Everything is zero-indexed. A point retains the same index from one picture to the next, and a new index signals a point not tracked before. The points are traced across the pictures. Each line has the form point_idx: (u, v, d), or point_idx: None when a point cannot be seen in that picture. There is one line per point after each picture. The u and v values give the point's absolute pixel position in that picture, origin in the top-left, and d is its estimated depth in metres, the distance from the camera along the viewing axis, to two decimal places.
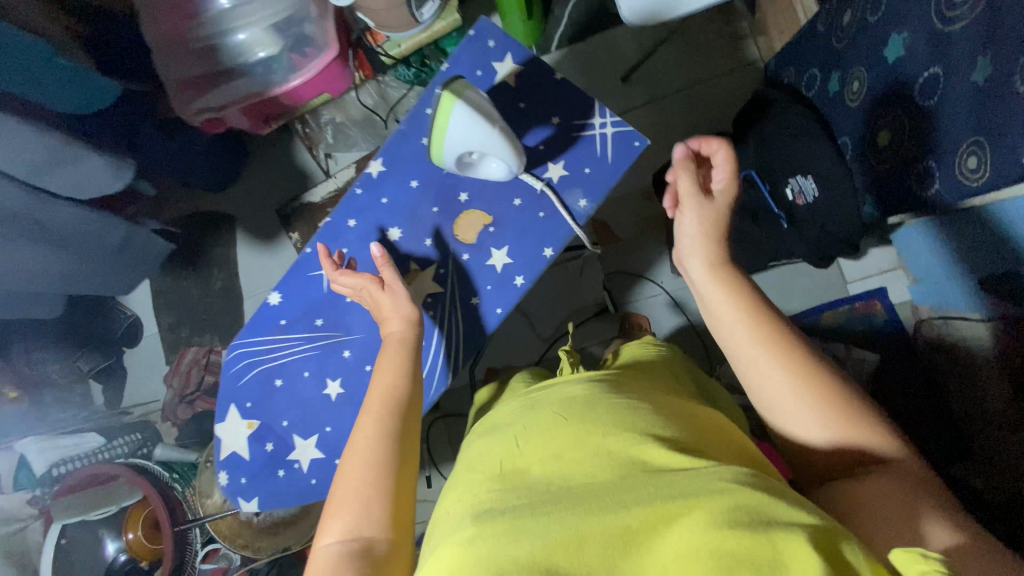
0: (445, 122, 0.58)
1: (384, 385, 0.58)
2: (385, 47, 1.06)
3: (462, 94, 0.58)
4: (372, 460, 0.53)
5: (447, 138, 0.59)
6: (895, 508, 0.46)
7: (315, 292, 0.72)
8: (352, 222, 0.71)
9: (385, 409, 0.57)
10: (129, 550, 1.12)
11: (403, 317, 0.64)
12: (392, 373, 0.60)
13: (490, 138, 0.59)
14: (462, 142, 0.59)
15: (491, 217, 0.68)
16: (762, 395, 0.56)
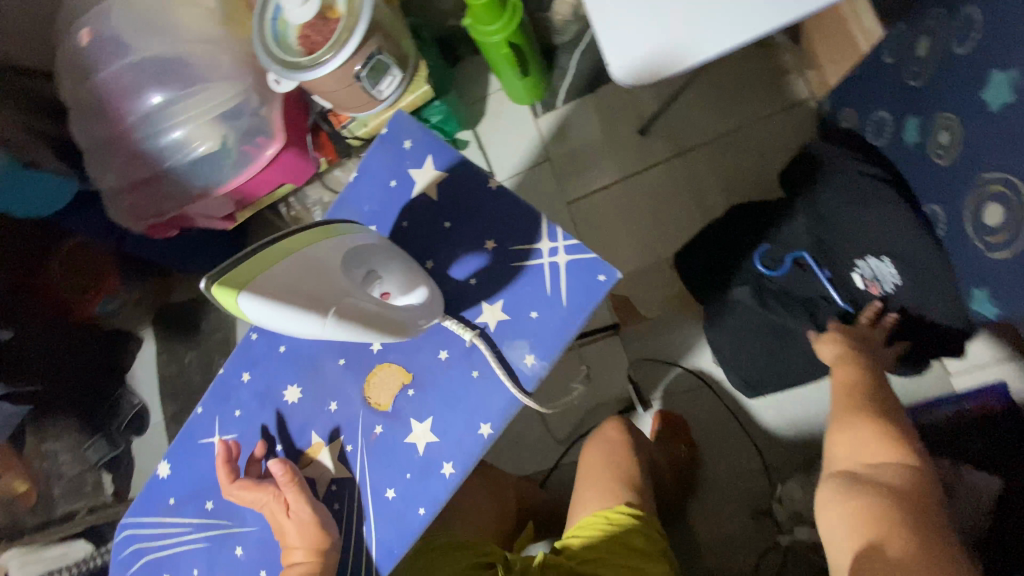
0: (244, 320, 0.42)
1: None
2: (350, 127, 0.94)
3: (261, 278, 0.41)
4: None
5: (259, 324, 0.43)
6: (856, 530, 0.58)
7: (204, 464, 0.57)
8: (246, 376, 0.56)
9: None
10: None
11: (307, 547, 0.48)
12: None
13: (322, 332, 0.43)
14: (285, 330, 0.44)
15: (411, 376, 0.51)
16: (830, 433, 0.72)
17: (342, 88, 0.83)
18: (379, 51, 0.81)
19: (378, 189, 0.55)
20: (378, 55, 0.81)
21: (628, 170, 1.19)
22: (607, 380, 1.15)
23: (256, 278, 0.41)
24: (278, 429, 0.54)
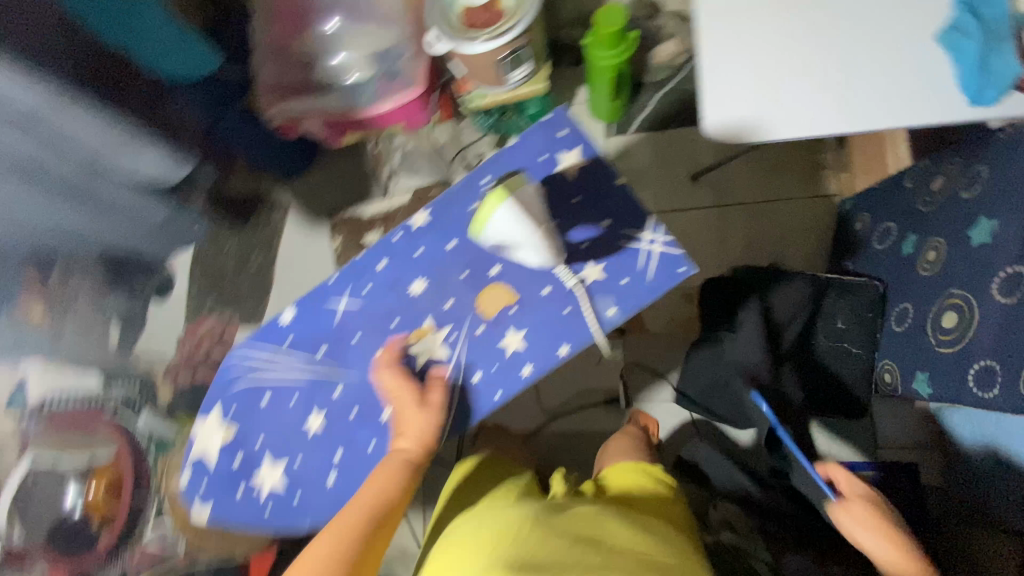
0: (487, 221, 0.60)
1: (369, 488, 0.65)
2: (469, 96, 1.09)
3: (514, 196, 0.60)
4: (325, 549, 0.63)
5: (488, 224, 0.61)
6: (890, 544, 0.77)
7: (325, 320, 0.73)
8: (382, 264, 0.72)
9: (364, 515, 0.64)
10: (84, 508, 1.12)
11: (420, 440, 0.66)
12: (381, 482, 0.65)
13: (530, 242, 0.61)
14: (503, 235, 0.61)
15: (516, 298, 0.67)
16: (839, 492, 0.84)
17: (484, 64, 0.99)
18: (523, 47, 0.97)
19: (527, 156, 0.69)
20: (522, 49, 0.98)
21: (671, 206, 1.38)
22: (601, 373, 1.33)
23: (511, 195, 0.60)
24: (397, 310, 0.71)
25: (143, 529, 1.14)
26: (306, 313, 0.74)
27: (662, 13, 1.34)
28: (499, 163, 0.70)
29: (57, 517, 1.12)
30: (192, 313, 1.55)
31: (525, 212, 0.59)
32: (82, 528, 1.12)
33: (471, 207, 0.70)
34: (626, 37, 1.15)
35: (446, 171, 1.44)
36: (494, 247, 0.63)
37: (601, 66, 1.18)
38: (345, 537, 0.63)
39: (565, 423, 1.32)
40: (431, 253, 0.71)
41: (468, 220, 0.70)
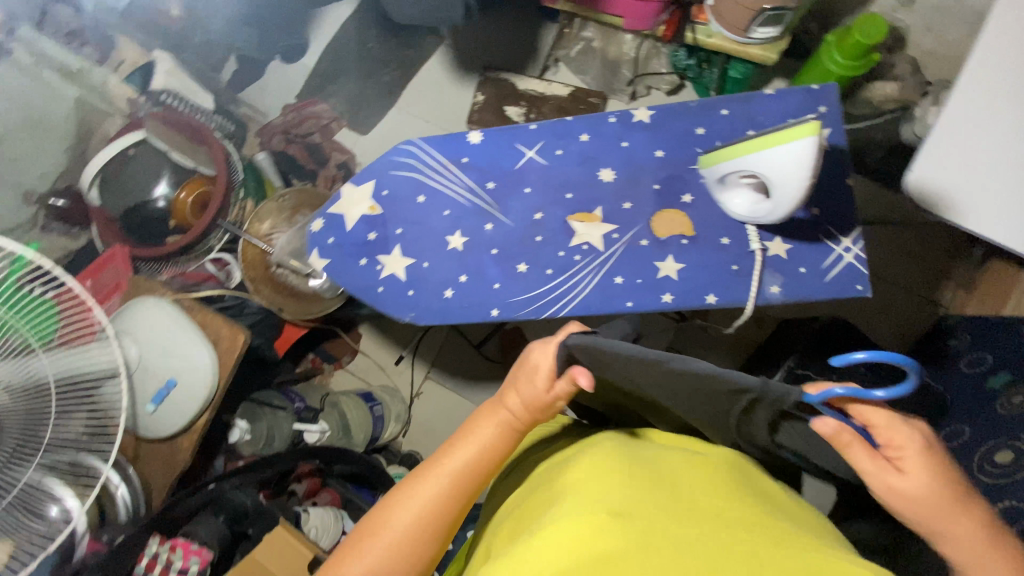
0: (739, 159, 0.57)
1: (482, 439, 0.57)
2: (699, 28, 1.07)
3: (784, 151, 0.53)
4: (424, 496, 0.54)
5: (754, 158, 0.55)
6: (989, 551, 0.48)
7: (509, 160, 0.75)
8: (585, 137, 0.73)
9: (470, 460, 0.56)
10: (169, 203, 1.17)
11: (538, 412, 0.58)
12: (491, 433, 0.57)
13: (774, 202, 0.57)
14: (774, 170, 0.54)
15: (693, 232, 0.68)
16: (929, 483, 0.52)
17: (744, 5, 0.95)
18: (789, 8, 0.94)
19: (777, 113, 0.69)
20: (787, 11, 0.95)
21: None
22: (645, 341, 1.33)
23: (784, 147, 0.53)
24: (577, 185, 0.72)
25: (206, 252, 1.19)
26: (494, 144, 0.75)
27: (902, 53, 1.24)
28: (744, 105, 0.70)
29: (139, 199, 1.17)
30: (308, 89, 1.53)
31: (789, 173, 0.53)
32: (160, 220, 1.17)
33: (696, 131, 0.70)
34: (870, 54, 1.12)
35: (610, 88, 1.38)
36: (717, 176, 0.63)
37: (829, 69, 1.14)
38: (450, 491, 0.54)
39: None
40: (636, 151, 0.71)
41: (688, 141, 0.70)
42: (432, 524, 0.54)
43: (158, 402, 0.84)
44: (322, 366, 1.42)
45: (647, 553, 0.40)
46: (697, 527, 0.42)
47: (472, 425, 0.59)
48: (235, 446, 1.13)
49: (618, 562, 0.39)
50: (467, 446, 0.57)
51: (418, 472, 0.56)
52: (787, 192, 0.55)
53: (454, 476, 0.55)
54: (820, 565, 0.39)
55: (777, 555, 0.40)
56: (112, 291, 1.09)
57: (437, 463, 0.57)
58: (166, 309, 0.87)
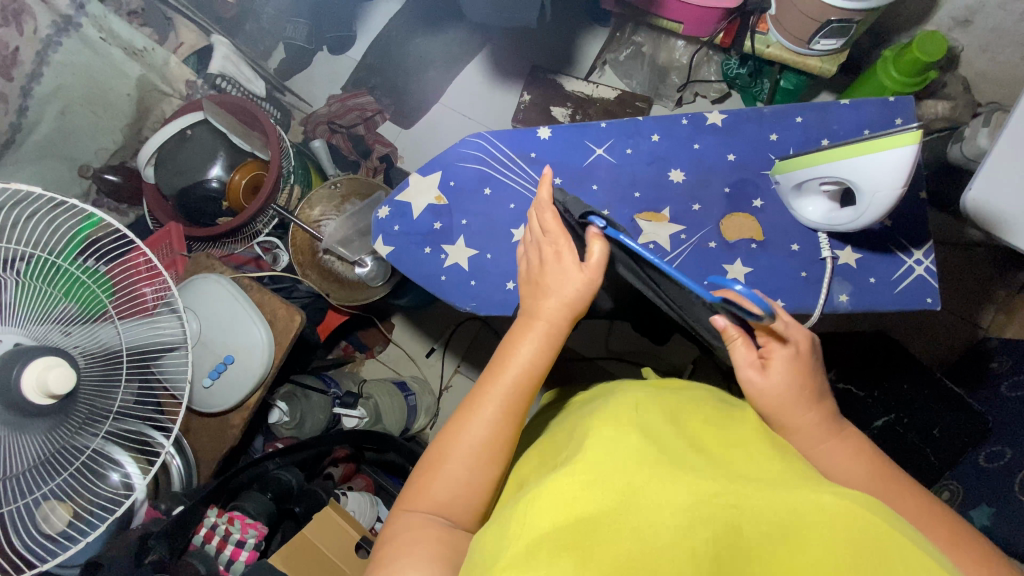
0: (821, 163, 0.58)
1: (522, 356, 0.53)
2: (759, 37, 1.08)
3: (871, 159, 0.53)
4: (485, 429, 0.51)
5: (837, 165, 0.56)
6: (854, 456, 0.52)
7: (577, 156, 0.75)
8: (656, 137, 0.73)
9: (514, 383, 0.52)
10: (223, 185, 1.19)
11: (566, 300, 0.55)
12: (533, 345, 0.53)
13: (858, 209, 0.58)
14: (864, 179, 0.55)
15: (762, 237, 0.69)
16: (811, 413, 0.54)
17: (808, 15, 0.96)
18: (855, 21, 0.94)
19: (852, 124, 0.70)
20: (852, 24, 0.95)
21: None
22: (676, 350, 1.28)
23: (872, 154, 0.53)
24: (645, 185, 0.73)
25: (254, 235, 1.20)
26: (564, 139, 0.76)
27: (955, 72, 1.24)
28: (819, 113, 0.70)
29: (193, 178, 1.19)
30: (354, 80, 1.54)
31: (883, 180, 0.53)
32: (212, 201, 1.19)
33: (770, 137, 0.71)
34: (927, 72, 1.12)
35: (656, 93, 1.38)
36: (794, 183, 0.63)
37: (884, 85, 1.15)
38: (502, 418, 0.51)
39: (617, 369, 1.28)
40: (707, 155, 0.72)
41: (760, 146, 0.71)
42: (485, 463, 0.50)
43: (214, 377, 0.86)
44: (354, 354, 1.44)
45: (637, 508, 0.38)
46: (684, 471, 0.40)
47: (508, 347, 0.54)
48: (273, 428, 1.15)
49: (611, 522, 0.37)
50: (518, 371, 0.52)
51: (464, 405, 0.52)
52: (877, 201, 0.55)
53: (509, 396, 0.52)
54: (809, 507, 0.38)
55: (762, 498, 0.38)
56: (167, 267, 1.12)
57: (487, 393, 0.52)
58: (224, 286, 0.88)
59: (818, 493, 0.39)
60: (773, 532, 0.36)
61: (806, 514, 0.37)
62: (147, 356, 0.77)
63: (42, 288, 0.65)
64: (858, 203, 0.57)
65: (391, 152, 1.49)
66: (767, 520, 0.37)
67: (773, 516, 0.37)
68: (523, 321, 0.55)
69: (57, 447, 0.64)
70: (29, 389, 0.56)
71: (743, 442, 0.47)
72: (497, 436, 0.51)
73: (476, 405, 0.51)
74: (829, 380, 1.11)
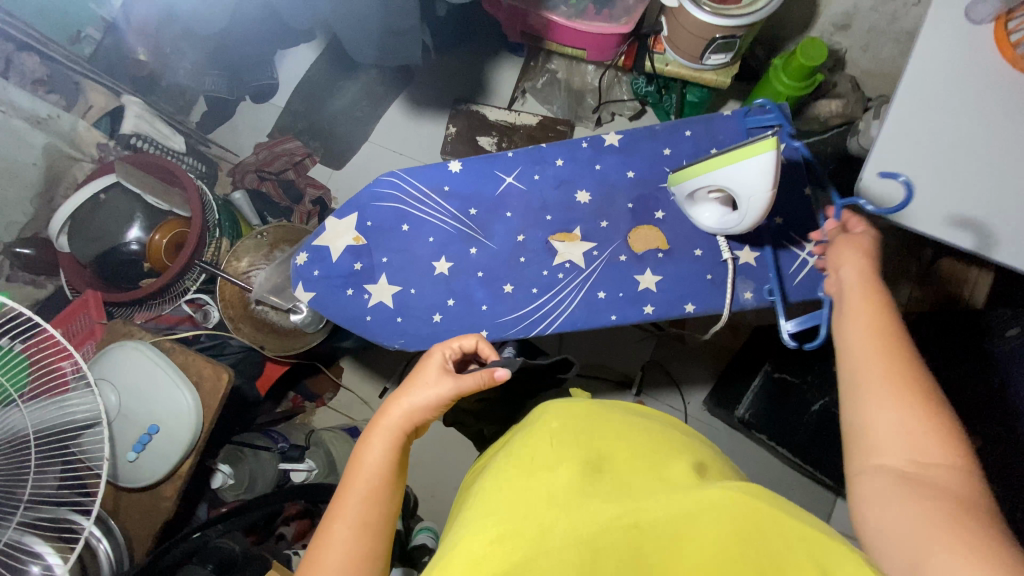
0: (706, 172, 0.61)
1: (372, 458, 0.54)
2: (657, 57, 1.15)
3: (749, 163, 0.57)
4: (345, 547, 0.48)
5: (715, 174, 0.60)
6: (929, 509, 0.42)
7: (489, 186, 0.77)
8: (560, 162, 0.76)
9: (366, 487, 0.52)
10: (143, 246, 1.15)
11: (420, 401, 0.57)
12: (381, 444, 0.55)
13: (745, 213, 0.61)
14: (744, 183, 0.58)
15: (667, 246, 0.72)
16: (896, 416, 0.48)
17: (697, 34, 1.02)
18: (738, 37, 1.02)
19: (738, 133, 0.74)
20: (736, 39, 1.02)
21: None
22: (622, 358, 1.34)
23: (747, 160, 0.57)
24: (556, 208, 0.76)
25: (182, 294, 1.16)
26: (474, 172, 0.78)
27: (842, 73, 1.34)
28: (705, 126, 0.75)
29: (110, 243, 1.15)
30: (279, 127, 1.53)
31: (764, 179, 0.57)
32: (133, 263, 1.16)
33: (664, 151, 0.75)
34: (814, 75, 1.21)
35: (575, 115, 1.44)
36: (687, 193, 0.67)
37: (779, 91, 1.24)
38: (361, 530, 0.50)
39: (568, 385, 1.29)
40: (610, 174, 0.75)
41: (656, 161, 0.75)
42: None
43: (139, 449, 0.82)
44: (304, 404, 1.39)
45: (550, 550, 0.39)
46: (584, 503, 0.42)
47: (356, 454, 0.55)
48: (218, 493, 1.10)
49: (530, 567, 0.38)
50: (378, 461, 0.54)
51: (322, 525, 0.50)
52: (755, 203, 0.59)
53: (364, 501, 0.51)
54: (699, 505, 0.43)
55: (659, 507, 0.42)
56: (86, 337, 1.08)
57: (339, 504, 0.51)
58: (144, 352, 0.84)
59: (708, 492, 0.44)
60: (682, 532, 0.41)
61: (695, 510, 0.42)
62: (61, 435, 0.73)
63: None
64: (741, 206, 0.61)
65: (324, 194, 1.49)
66: (669, 519, 0.42)
67: (676, 516, 0.42)
68: (370, 425, 0.57)
69: None
70: None
71: (634, 460, 0.50)
72: (359, 549, 0.49)
73: (330, 522, 0.50)
74: (767, 371, 1.14)
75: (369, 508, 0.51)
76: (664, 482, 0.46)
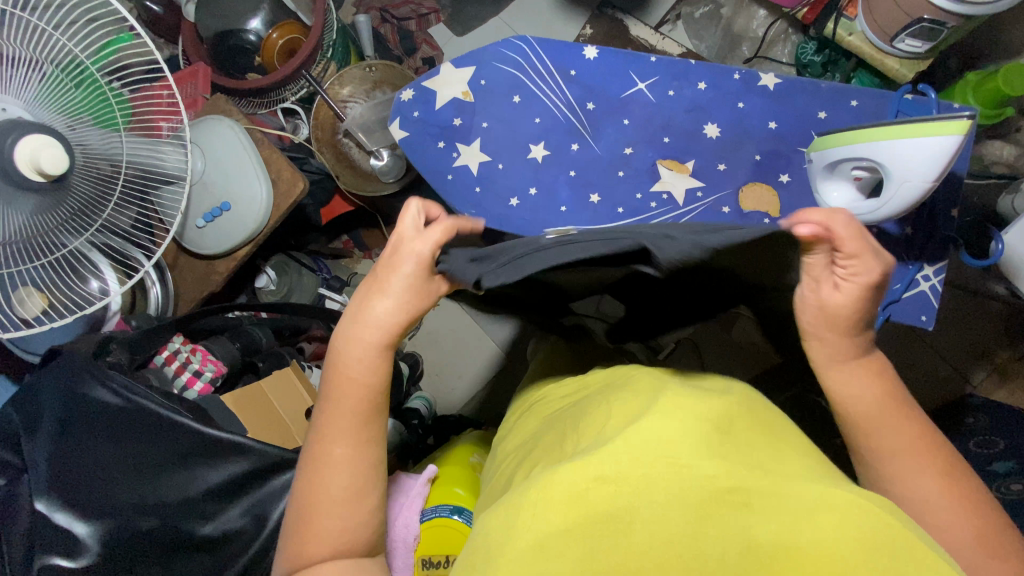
0: (864, 138, 0.54)
1: (356, 374, 0.48)
2: (844, 22, 1.01)
3: (923, 140, 0.50)
4: (348, 470, 0.48)
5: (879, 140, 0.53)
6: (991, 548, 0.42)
7: (617, 86, 0.72)
8: (702, 85, 0.70)
9: (352, 408, 0.48)
10: (259, 40, 1.16)
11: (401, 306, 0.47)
12: (363, 359, 0.48)
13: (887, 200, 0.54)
14: (904, 166, 0.52)
15: (777, 214, 0.67)
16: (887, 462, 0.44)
17: (903, 8, 0.89)
18: (948, 26, 0.88)
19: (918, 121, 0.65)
20: (944, 29, 0.88)
21: None
22: None
23: (922, 136, 0.50)
24: (677, 132, 0.70)
25: (278, 101, 1.18)
26: (608, 68, 0.73)
27: None
28: (876, 102, 0.66)
29: (231, 25, 1.16)
30: None
31: (935, 166, 0.50)
32: (245, 53, 1.16)
33: (819, 114, 0.67)
34: (1005, 106, 1.05)
35: (721, 61, 1.31)
36: (828, 163, 0.60)
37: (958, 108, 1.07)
38: (360, 453, 0.48)
39: None
40: (749, 119, 0.69)
41: (806, 121, 0.67)
42: (360, 497, 0.48)
43: (208, 219, 0.86)
44: (352, 249, 1.40)
45: (645, 508, 0.32)
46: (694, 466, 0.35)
47: (337, 368, 0.48)
48: (258, 293, 1.17)
49: (621, 521, 0.32)
50: (363, 370, 0.48)
51: (315, 444, 0.49)
52: (903, 191, 0.53)
53: (360, 422, 0.48)
54: (839, 498, 0.33)
55: (783, 487, 0.34)
56: (187, 107, 1.11)
57: (329, 427, 0.48)
58: (237, 134, 0.87)
59: (843, 487, 0.34)
60: (816, 515, 0.32)
61: (839, 504, 0.33)
62: (147, 181, 0.78)
63: (60, 78, 0.63)
64: (884, 192, 0.55)
65: (437, 55, 1.44)
66: (809, 506, 0.32)
67: (817, 502, 0.33)
68: (344, 337, 0.48)
69: (40, 234, 0.64)
70: (21, 162, 0.55)
71: (758, 433, 0.40)
72: (362, 471, 0.48)
73: (331, 443, 0.48)
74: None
75: (361, 426, 0.49)
76: (798, 468, 0.37)
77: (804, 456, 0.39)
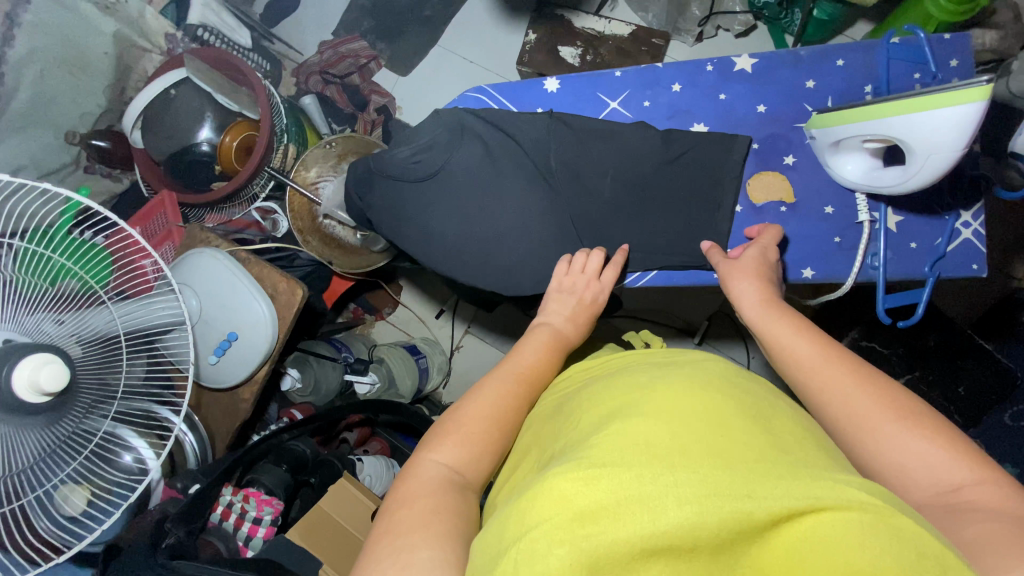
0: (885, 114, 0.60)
1: (441, 450, 0.48)
2: None
3: (941, 112, 0.56)
4: (438, 516, 0.43)
5: (892, 120, 0.60)
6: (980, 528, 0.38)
7: (591, 109, 0.80)
8: (678, 87, 0.79)
9: (433, 477, 0.46)
10: (214, 148, 1.13)
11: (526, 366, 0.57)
12: (464, 431, 0.50)
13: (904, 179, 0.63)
14: (929, 141, 0.58)
15: (793, 200, 0.77)
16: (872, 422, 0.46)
17: None
18: None
19: (898, 70, 0.75)
20: None
21: None
22: (689, 304, 1.28)
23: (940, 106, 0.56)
24: None
25: (252, 198, 1.15)
26: None
27: None
28: (860, 57, 0.76)
29: (183, 142, 1.13)
30: (344, 24, 1.42)
31: (960, 132, 0.56)
32: (205, 165, 1.14)
33: (806, 83, 0.77)
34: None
35: (674, 27, 1.27)
36: (834, 140, 0.69)
37: (930, 13, 1.01)
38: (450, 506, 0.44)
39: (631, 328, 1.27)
40: None
41: (791, 94, 0.77)
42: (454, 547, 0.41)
43: (220, 353, 0.85)
44: (363, 317, 1.40)
45: (641, 498, 0.32)
46: (682, 459, 0.35)
47: (433, 439, 0.50)
48: (287, 395, 1.16)
49: (606, 508, 0.31)
50: (431, 486, 0.45)
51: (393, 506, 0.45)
52: (934, 161, 0.59)
53: (444, 484, 0.46)
54: (823, 484, 0.32)
55: (775, 484, 0.32)
56: (164, 237, 1.09)
57: (415, 488, 0.46)
58: (223, 261, 0.85)
59: (834, 479, 0.33)
60: (795, 496, 0.31)
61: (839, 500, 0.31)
62: (151, 336, 0.75)
63: (31, 280, 0.61)
64: (913, 164, 0.61)
65: (388, 103, 1.39)
66: (792, 495, 0.31)
67: (810, 491, 0.32)
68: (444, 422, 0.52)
69: (64, 436, 0.62)
70: (19, 387, 0.54)
71: (742, 421, 0.40)
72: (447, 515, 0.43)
73: (412, 499, 0.44)
74: (854, 338, 1.10)
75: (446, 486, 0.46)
76: (802, 461, 0.36)
77: (825, 456, 0.39)
